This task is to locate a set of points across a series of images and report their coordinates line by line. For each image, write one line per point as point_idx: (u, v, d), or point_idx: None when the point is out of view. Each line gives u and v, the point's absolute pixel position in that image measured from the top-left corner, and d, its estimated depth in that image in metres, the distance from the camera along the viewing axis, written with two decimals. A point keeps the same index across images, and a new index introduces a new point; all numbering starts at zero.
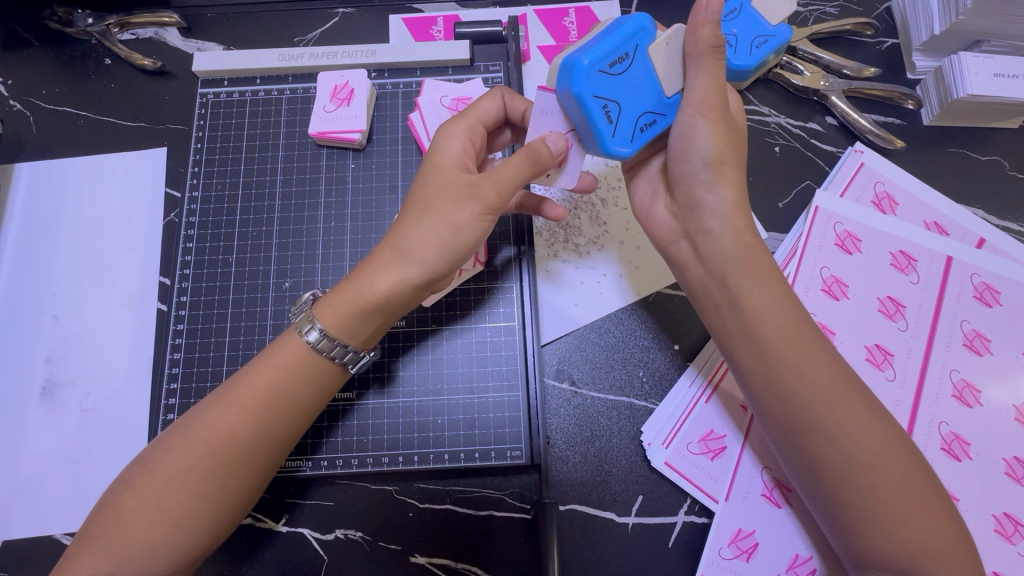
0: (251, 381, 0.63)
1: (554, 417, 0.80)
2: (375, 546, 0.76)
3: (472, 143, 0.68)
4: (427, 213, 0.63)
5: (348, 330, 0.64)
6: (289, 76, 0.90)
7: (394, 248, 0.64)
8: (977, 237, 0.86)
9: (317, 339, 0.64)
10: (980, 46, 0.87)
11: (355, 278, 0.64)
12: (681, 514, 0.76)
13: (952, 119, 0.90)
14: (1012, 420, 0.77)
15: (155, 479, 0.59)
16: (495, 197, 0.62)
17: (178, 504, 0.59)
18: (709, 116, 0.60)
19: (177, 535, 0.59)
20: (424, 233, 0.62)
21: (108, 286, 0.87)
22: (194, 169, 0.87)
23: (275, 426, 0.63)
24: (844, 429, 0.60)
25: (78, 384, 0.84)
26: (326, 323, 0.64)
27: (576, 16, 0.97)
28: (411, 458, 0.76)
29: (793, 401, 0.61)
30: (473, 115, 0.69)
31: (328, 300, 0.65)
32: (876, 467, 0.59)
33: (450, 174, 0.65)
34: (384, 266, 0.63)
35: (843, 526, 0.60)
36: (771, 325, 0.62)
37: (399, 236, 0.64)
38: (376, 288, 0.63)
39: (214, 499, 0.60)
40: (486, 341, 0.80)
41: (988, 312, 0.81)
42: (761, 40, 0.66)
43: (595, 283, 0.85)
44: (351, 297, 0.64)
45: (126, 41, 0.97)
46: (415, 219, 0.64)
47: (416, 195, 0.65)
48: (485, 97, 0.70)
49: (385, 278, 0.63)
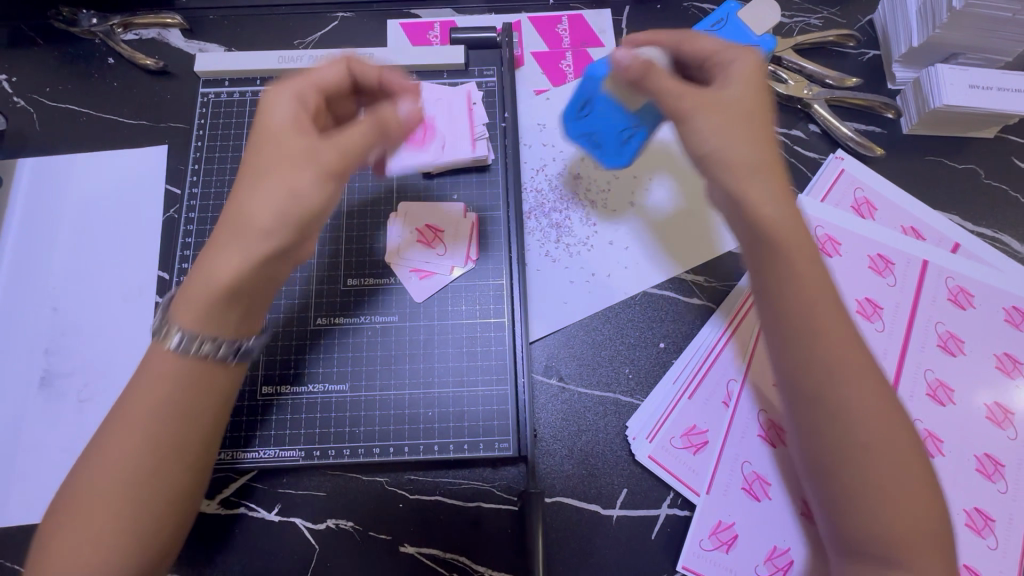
0: (164, 371, 0.56)
1: (543, 412, 0.82)
2: (366, 535, 0.78)
3: (302, 105, 0.62)
4: (267, 180, 0.57)
5: (210, 325, 0.56)
6: (288, 77, 0.93)
7: (236, 226, 0.56)
8: (952, 242, 0.89)
9: (184, 344, 0.56)
10: (957, 58, 0.91)
11: (194, 270, 0.57)
12: (664, 506, 0.78)
13: (929, 129, 0.93)
14: (983, 418, 0.80)
15: (91, 491, 0.54)
16: (340, 160, 0.59)
17: (113, 511, 0.54)
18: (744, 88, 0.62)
19: (116, 544, 0.54)
20: (263, 199, 0.56)
21: (108, 280, 0.89)
22: (194, 166, 0.89)
23: (204, 413, 0.57)
24: (862, 420, 0.57)
25: (77, 375, 0.85)
26: (183, 325, 0.56)
27: (569, 24, 1.01)
28: (401, 449, 0.78)
29: (815, 379, 0.58)
30: (306, 79, 0.64)
31: (178, 300, 0.57)
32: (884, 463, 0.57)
33: (282, 138, 0.59)
34: (225, 245, 0.56)
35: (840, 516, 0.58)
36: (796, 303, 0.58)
37: (240, 210, 0.57)
38: (221, 274, 0.55)
39: (153, 501, 0.55)
40: (477, 336, 0.82)
41: (962, 313, 0.84)
42: (743, 48, 0.84)
43: (585, 282, 0.87)
44: (199, 292, 0.56)
45: (129, 41, 0.99)
46: (251, 188, 0.57)
47: (248, 162, 0.59)
48: (329, 63, 0.65)
49: (227, 259, 0.56)
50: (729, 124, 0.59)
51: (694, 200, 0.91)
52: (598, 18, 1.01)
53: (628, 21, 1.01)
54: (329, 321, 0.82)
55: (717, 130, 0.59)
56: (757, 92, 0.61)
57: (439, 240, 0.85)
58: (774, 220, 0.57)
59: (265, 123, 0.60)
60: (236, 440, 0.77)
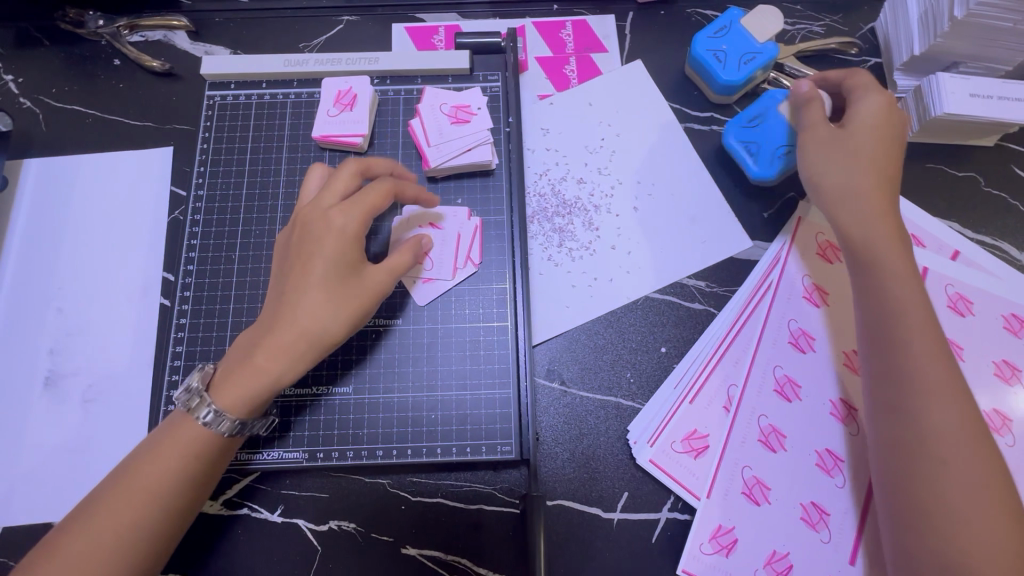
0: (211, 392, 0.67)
1: (545, 415, 0.83)
2: (368, 537, 0.78)
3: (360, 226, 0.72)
4: (323, 294, 0.68)
5: (245, 408, 0.67)
6: (294, 80, 0.93)
7: (294, 327, 0.67)
8: (952, 249, 0.89)
9: (214, 421, 0.66)
10: (958, 67, 0.91)
11: (251, 363, 0.67)
12: (665, 510, 0.79)
13: (930, 136, 0.94)
14: None
15: (127, 485, 0.63)
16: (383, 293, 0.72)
17: (143, 499, 0.63)
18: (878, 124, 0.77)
19: (140, 531, 0.63)
20: (322, 313, 0.68)
21: (113, 281, 0.90)
22: (200, 168, 0.90)
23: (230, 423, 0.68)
24: (953, 432, 0.64)
25: (82, 375, 0.86)
26: (223, 405, 0.66)
27: (573, 29, 1.01)
28: (404, 452, 0.79)
29: (894, 388, 0.68)
30: (358, 207, 0.72)
31: (224, 385, 0.67)
32: (958, 471, 0.63)
33: (340, 260, 0.70)
34: (285, 347, 0.67)
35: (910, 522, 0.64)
36: (923, 330, 0.68)
37: (300, 316, 0.68)
38: (281, 372, 0.67)
39: (173, 493, 0.65)
40: (480, 340, 0.83)
41: (961, 321, 0.85)
42: (747, 58, 0.89)
43: (587, 286, 0.88)
44: (253, 383, 0.67)
45: (136, 43, 1.00)
46: (310, 297, 0.68)
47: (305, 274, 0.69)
48: (377, 189, 0.74)
49: (284, 361, 0.67)
50: (833, 156, 0.78)
51: (697, 206, 0.91)
52: (602, 24, 1.02)
53: (632, 26, 1.02)
54: None
55: (830, 153, 0.78)
56: (888, 126, 0.78)
57: (424, 254, 0.84)
58: (908, 267, 0.72)
59: (320, 250, 0.70)
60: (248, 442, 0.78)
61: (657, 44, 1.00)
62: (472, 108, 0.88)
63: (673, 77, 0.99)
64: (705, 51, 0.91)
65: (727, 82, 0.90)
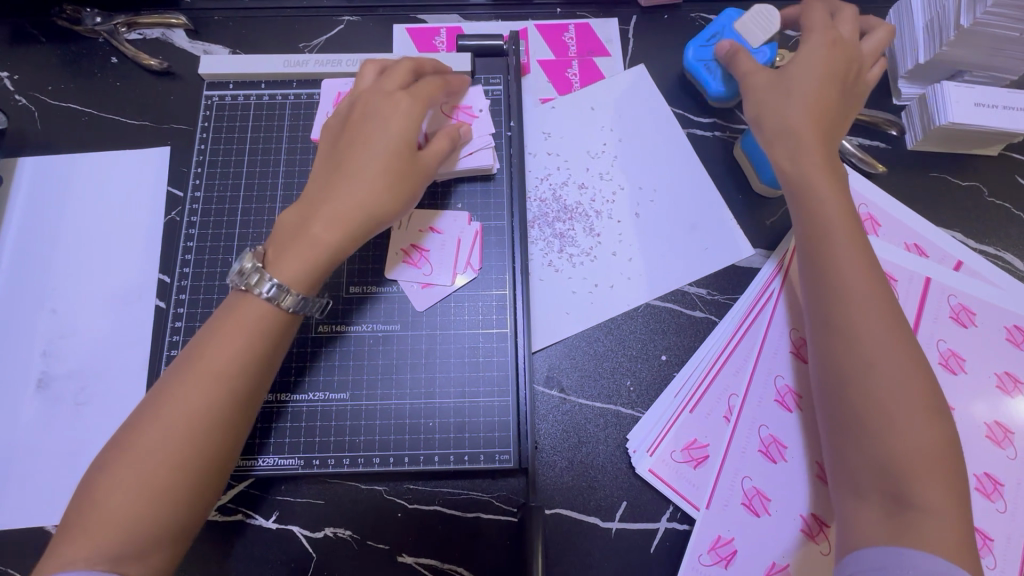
0: (214, 348, 0.63)
1: (543, 423, 0.82)
2: (363, 545, 0.77)
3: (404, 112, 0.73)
4: (374, 168, 0.70)
5: (304, 281, 0.66)
6: (293, 81, 0.92)
7: (345, 201, 0.68)
8: (955, 260, 0.89)
9: (276, 293, 0.65)
10: (963, 76, 0.91)
11: (310, 232, 0.67)
12: (663, 520, 0.78)
13: (934, 145, 0.93)
14: (983, 436, 0.80)
15: (138, 457, 0.58)
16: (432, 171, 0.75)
17: (157, 476, 0.58)
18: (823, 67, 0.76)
19: (156, 509, 0.58)
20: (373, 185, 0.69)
21: (109, 281, 0.89)
22: (197, 169, 0.89)
23: (244, 387, 0.63)
24: (886, 351, 0.63)
25: (75, 377, 0.85)
26: (283, 275, 0.65)
27: (575, 33, 1.00)
28: (401, 459, 0.78)
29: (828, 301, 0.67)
30: (419, 89, 0.76)
31: (284, 257, 0.66)
32: (891, 387, 0.62)
33: (389, 140, 0.71)
34: (348, 214, 0.68)
35: (844, 447, 0.63)
36: (853, 254, 0.68)
37: (348, 193, 0.69)
38: (331, 239, 0.67)
39: (194, 469, 0.59)
40: (479, 346, 0.82)
41: (963, 332, 0.84)
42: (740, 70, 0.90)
43: (588, 293, 0.87)
44: (309, 251, 0.67)
45: (134, 41, 0.99)
46: (358, 176, 0.69)
47: (356, 154, 0.70)
48: (433, 81, 0.78)
49: (335, 228, 0.68)
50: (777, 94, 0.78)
51: (699, 212, 0.90)
52: (605, 28, 1.01)
53: (635, 30, 1.01)
54: (330, 330, 0.82)
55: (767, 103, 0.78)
56: (830, 61, 0.77)
57: (426, 258, 0.84)
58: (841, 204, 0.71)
59: (384, 127, 0.71)
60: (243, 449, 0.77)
61: (660, 49, 1.00)
62: (474, 108, 0.86)
63: (676, 82, 0.98)
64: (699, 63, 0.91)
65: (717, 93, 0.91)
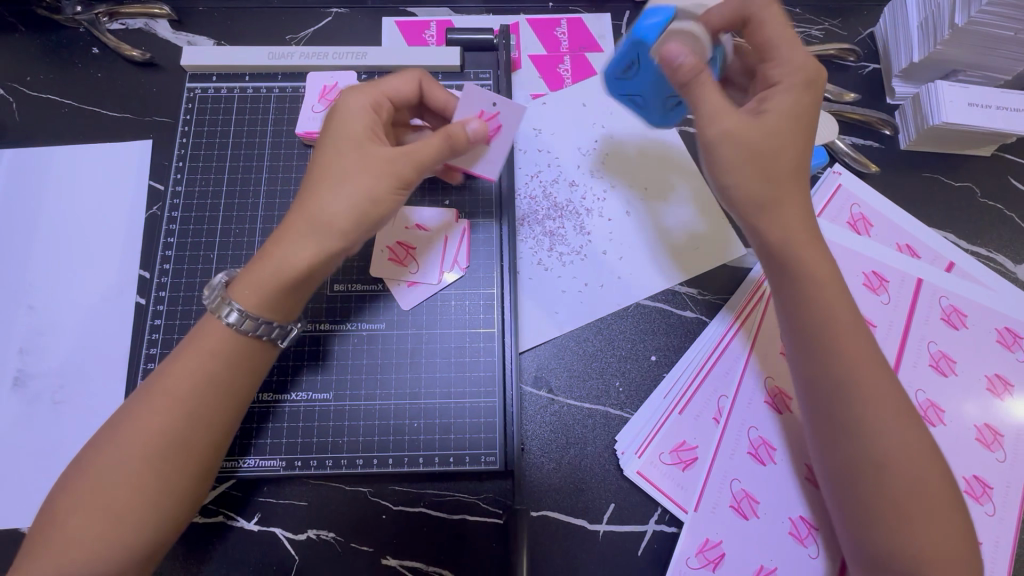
0: (177, 370, 0.62)
1: (531, 424, 0.81)
2: (346, 547, 0.76)
3: (376, 115, 0.71)
4: (342, 178, 0.65)
5: (269, 307, 0.64)
6: (278, 74, 0.90)
7: (309, 220, 0.64)
8: (946, 261, 0.88)
9: (237, 320, 0.63)
10: (956, 75, 0.90)
11: (268, 255, 0.64)
12: (651, 522, 0.77)
13: (928, 145, 0.93)
14: (973, 439, 0.79)
15: (97, 479, 0.58)
16: (413, 174, 0.66)
17: (116, 498, 0.58)
18: (783, 105, 0.64)
19: (111, 533, 0.57)
20: (340, 200, 0.64)
21: (87, 278, 0.87)
22: (178, 163, 0.87)
23: (206, 409, 0.62)
24: (893, 432, 0.61)
25: (52, 376, 0.83)
26: (244, 301, 0.63)
27: (567, 27, 0.99)
28: (385, 461, 0.76)
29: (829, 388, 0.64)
30: (378, 89, 0.72)
31: (242, 280, 0.64)
32: (902, 466, 0.61)
33: (361, 145, 0.66)
34: (299, 238, 0.63)
35: (847, 496, 0.63)
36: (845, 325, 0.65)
37: (314, 207, 0.64)
38: (292, 259, 0.63)
39: (151, 492, 0.59)
40: (465, 346, 0.81)
41: (954, 334, 0.84)
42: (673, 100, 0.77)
43: (577, 292, 0.86)
44: (270, 274, 0.63)
45: (115, 31, 0.96)
46: (329, 186, 0.64)
47: (326, 163, 0.66)
48: (400, 77, 0.74)
49: (299, 249, 0.63)
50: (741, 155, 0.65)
51: (690, 210, 0.89)
52: (598, 22, 0.99)
53: (627, 26, 1.00)
54: (315, 328, 0.80)
55: (742, 150, 0.63)
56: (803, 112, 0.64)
57: (412, 255, 0.83)
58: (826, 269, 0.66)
59: (352, 143, 0.66)
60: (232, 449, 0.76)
61: None
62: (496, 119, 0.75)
63: None
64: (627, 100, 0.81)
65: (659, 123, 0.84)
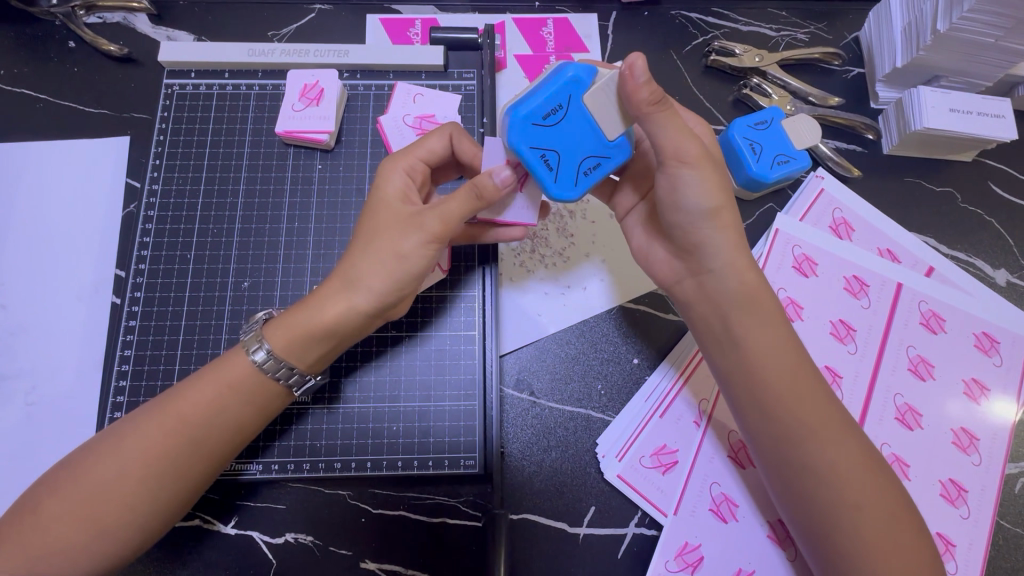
0: (190, 397, 0.63)
1: (512, 427, 0.81)
2: (325, 551, 0.75)
3: (412, 178, 0.70)
4: (373, 242, 0.65)
5: (296, 353, 0.65)
6: (259, 71, 0.89)
7: (343, 276, 0.65)
8: (927, 265, 0.89)
9: (264, 358, 0.65)
10: (938, 81, 0.90)
11: (306, 303, 0.66)
12: (631, 525, 0.78)
13: (910, 150, 0.93)
14: (949, 443, 0.80)
15: (89, 487, 0.59)
16: (441, 228, 0.64)
17: (105, 515, 0.58)
18: (693, 165, 0.62)
19: (95, 545, 0.58)
20: (370, 262, 0.64)
21: (61, 277, 0.85)
22: (155, 161, 0.85)
23: (209, 442, 0.63)
24: (832, 460, 0.63)
25: (25, 377, 0.81)
26: (275, 344, 0.65)
27: (553, 27, 0.98)
28: (363, 464, 0.76)
29: (770, 424, 0.65)
30: (414, 152, 0.71)
31: (279, 320, 0.66)
32: (848, 494, 0.62)
33: (395, 205, 0.67)
34: (332, 293, 0.65)
35: (809, 527, 0.64)
36: (784, 363, 0.66)
37: (347, 265, 0.65)
38: (326, 314, 0.64)
39: (141, 512, 0.60)
40: (446, 349, 0.80)
41: (933, 338, 0.84)
42: (590, 165, 0.62)
43: (560, 295, 0.86)
44: (301, 324, 0.65)
45: (92, 25, 0.94)
46: (362, 249, 0.65)
47: (364, 226, 0.67)
48: (433, 135, 0.72)
49: (332, 306, 0.64)
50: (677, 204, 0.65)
51: None
52: (584, 23, 0.99)
53: (614, 27, 0.99)
54: None
55: (708, 185, 0.63)
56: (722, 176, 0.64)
57: None
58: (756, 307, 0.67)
59: (385, 204, 0.67)
60: (241, 452, 0.75)
61: (639, 48, 0.98)
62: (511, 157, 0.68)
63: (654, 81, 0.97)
64: (530, 152, 0.59)
65: (560, 199, 0.63)
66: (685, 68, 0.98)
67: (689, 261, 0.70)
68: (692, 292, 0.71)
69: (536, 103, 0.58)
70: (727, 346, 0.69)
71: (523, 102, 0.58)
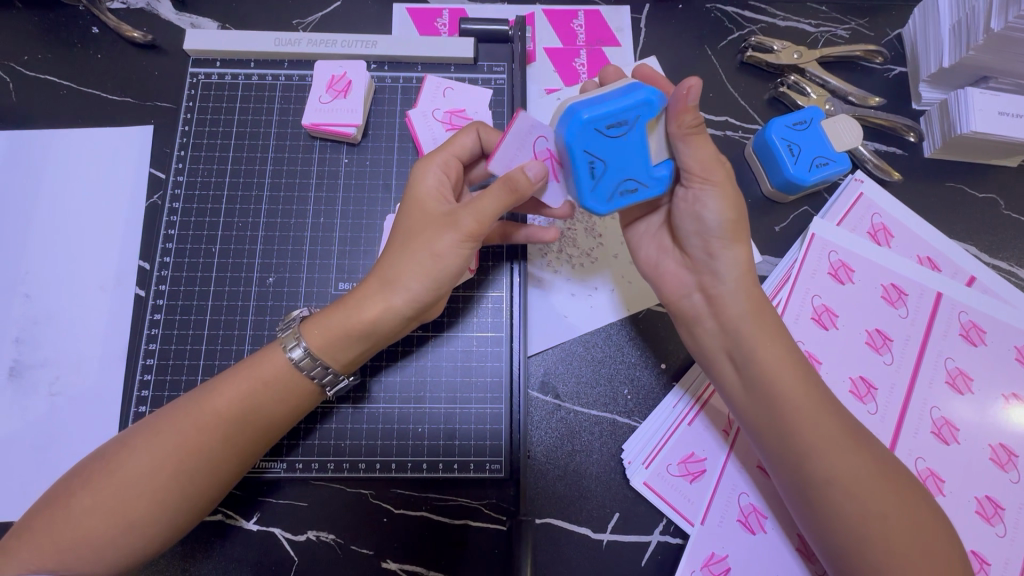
0: (223, 392, 0.63)
1: (537, 430, 0.79)
2: (346, 549, 0.75)
3: (446, 176, 0.68)
4: (409, 244, 0.64)
5: (332, 352, 0.64)
6: (285, 61, 0.87)
7: (379, 276, 0.64)
8: (968, 275, 0.86)
9: (301, 357, 0.64)
10: (987, 82, 0.86)
11: (345, 301, 0.65)
12: (656, 533, 0.76)
13: (953, 153, 0.90)
14: (987, 459, 0.78)
15: (121, 481, 0.58)
16: (475, 227, 0.62)
17: (135, 509, 0.58)
18: (716, 184, 0.63)
19: (122, 541, 0.58)
20: (406, 262, 0.63)
21: (85, 267, 0.84)
22: (180, 152, 0.84)
23: (240, 439, 0.62)
24: (847, 472, 0.61)
25: (49, 367, 0.81)
26: (313, 343, 0.64)
27: (585, 20, 0.96)
28: (388, 466, 0.75)
29: (783, 441, 0.64)
30: (447, 149, 0.69)
31: (317, 319, 0.65)
32: (865, 504, 0.60)
33: (430, 206, 0.65)
34: (370, 293, 0.63)
35: (828, 540, 0.62)
36: (794, 377, 0.65)
37: (385, 265, 0.64)
38: (364, 314, 0.63)
39: (173, 508, 0.59)
40: (472, 350, 0.79)
41: (972, 350, 0.82)
42: (628, 187, 0.62)
43: (587, 296, 0.84)
44: (340, 322, 0.64)
45: (117, 11, 0.93)
46: (399, 249, 0.64)
47: (399, 227, 0.66)
48: (463, 132, 0.70)
49: (372, 305, 0.63)
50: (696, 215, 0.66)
51: None
52: (617, 15, 0.96)
53: (648, 19, 0.96)
54: None
55: (727, 204, 0.64)
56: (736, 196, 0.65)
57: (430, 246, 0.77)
58: (763, 321, 0.67)
59: (418, 207, 0.66)
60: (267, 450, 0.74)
61: (673, 42, 0.95)
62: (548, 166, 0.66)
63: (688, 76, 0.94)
64: (582, 155, 0.58)
65: (589, 210, 0.62)
66: (720, 64, 0.95)
67: (700, 275, 0.69)
68: (701, 307, 0.70)
69: (604, 111, 0.57)
70: (740, 362, 0.67)
71: (588, 106, 0.58)
